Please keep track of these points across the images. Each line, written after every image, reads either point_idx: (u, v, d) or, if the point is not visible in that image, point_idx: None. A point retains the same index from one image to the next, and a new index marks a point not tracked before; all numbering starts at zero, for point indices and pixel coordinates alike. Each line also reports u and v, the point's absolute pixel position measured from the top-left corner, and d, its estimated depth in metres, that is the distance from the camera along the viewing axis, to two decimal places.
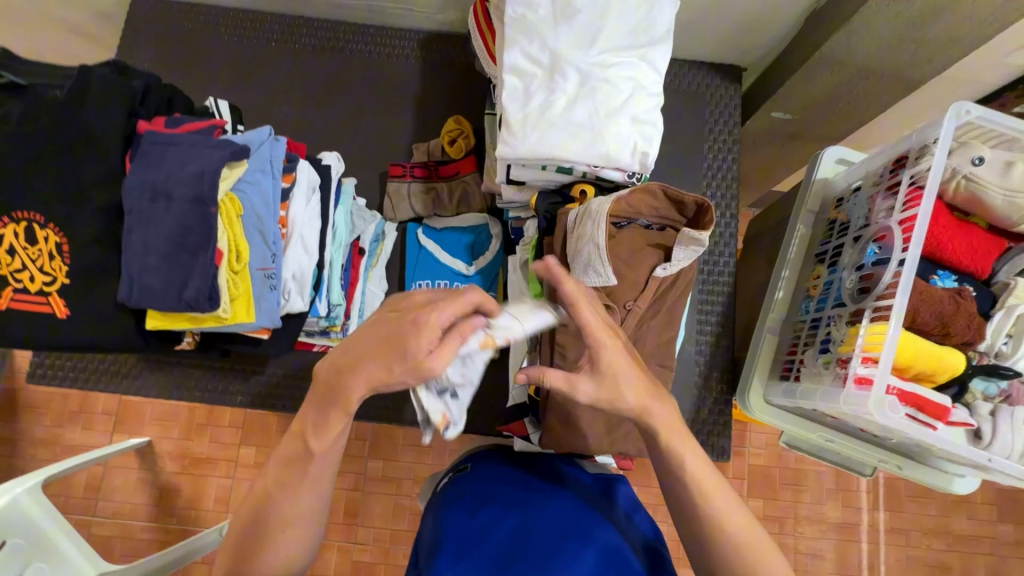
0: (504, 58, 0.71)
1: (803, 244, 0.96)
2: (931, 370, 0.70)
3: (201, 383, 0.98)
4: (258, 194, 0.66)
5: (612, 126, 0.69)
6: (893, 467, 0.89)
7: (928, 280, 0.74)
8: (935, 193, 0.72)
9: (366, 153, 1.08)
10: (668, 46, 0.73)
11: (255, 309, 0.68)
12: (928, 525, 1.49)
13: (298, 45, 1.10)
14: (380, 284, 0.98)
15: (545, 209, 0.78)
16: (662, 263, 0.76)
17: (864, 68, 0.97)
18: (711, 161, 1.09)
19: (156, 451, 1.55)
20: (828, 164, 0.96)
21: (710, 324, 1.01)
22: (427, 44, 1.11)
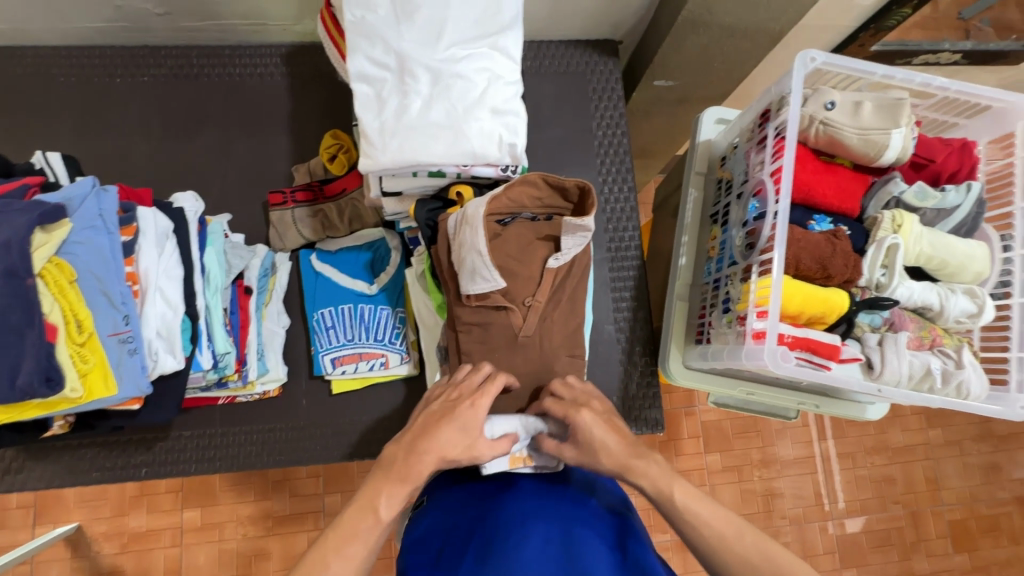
0: (349, 67, 0.67)
1: (698, 207, 0.97)
2: (820, 313, 0.73)
3: (99, 462, 0.89)
4: (92, 254, 0.60)
5: (473, 122, 0.66)
6: (812, 407, 0.91)
7: (805, 226, 0.76)
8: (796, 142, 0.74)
9: (245, 183, 1.01)
10: (519, 32, 0.70)
11: (116, 379, 0.61)
12: (868, 445, 1.58)
13: (148, 78, 1.01)
14: (277, 321, 0.92)
15: (425, 218, 0.74)
16: (553, 253, 0.74)
17: (726, 27, 0.99)
18: (602, 138, 1.08)
19: (88, 534, 1.43)
20: (709, 125, 0.98)
21: (624, 300, 1.02)
22: (291, 58, 1.05)
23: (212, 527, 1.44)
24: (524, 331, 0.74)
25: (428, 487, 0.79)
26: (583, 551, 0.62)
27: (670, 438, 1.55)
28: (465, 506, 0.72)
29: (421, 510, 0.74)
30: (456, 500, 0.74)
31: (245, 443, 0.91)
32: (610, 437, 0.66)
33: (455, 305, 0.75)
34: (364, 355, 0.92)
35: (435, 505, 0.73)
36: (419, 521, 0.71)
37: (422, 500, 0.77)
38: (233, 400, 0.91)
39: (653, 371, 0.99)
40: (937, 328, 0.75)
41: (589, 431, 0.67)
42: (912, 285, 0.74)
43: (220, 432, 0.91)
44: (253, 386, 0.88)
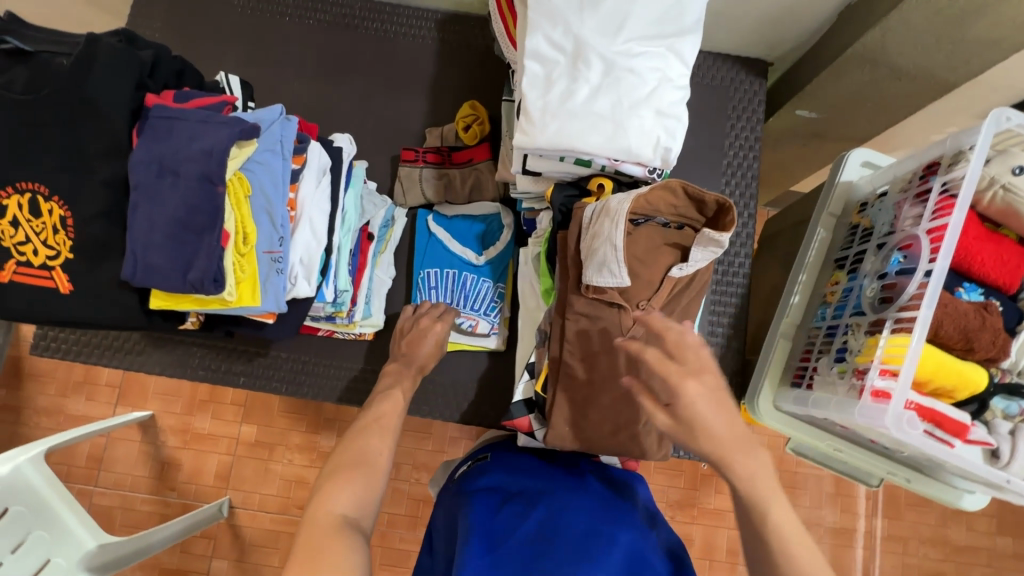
0: (525, 44, 0.69)
1: (822, 248, 0.93)
2: (950, 386, 0.68)
3: (204, 363, 0.97)
4: (267, 174, 0.64)
5: (635, 119, 0.67)
6: (901, 479, 0.87)
7: (953, 291, 0.72)
8: (966, 203, 0.69)
9: (380, 135, 1.06)
10: (696, 38, 0.70)
11: (260, 292, 0.66)
12: (927, 534, 1.47)
13: (311, 21, 1.07)
14: (387, 270, 0.96)
15: (561, 202, 0.76)
16: (679, 262, 0.74)
17: (896, 68, 0.93)
18: (731, 158, 1.05)
19: (158, 425, 1.56)
20: (853, 167, 0.93)
21: (721, 326, 0.99)
22: (445, 25, 1.08)
23: (263, 446, 1.55)
24: (632, 332, 0.74)
25: (492, 447, 0.86)
26: (600, 550, 0.61)
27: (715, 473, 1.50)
28: (523, 477, 0.76)
29: (485, 462, 0.81)
30: (516, 465, 0.80)
31: (332, 376, 0.97)
32: (718, 421, 0.53)
33: (571, 293, 0.75)
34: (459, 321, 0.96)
35: (498, 466, 0.79)
36: (484, 474, 0.77)
37: (485, 456, 0.84)
38: (331, 334, 0.95)
39: (734, 403, 0.97)
40: None
41: (691, 404, 0.53)
42: None
43: (312, 360, 0.97)
44: (355, 326, 0.92)
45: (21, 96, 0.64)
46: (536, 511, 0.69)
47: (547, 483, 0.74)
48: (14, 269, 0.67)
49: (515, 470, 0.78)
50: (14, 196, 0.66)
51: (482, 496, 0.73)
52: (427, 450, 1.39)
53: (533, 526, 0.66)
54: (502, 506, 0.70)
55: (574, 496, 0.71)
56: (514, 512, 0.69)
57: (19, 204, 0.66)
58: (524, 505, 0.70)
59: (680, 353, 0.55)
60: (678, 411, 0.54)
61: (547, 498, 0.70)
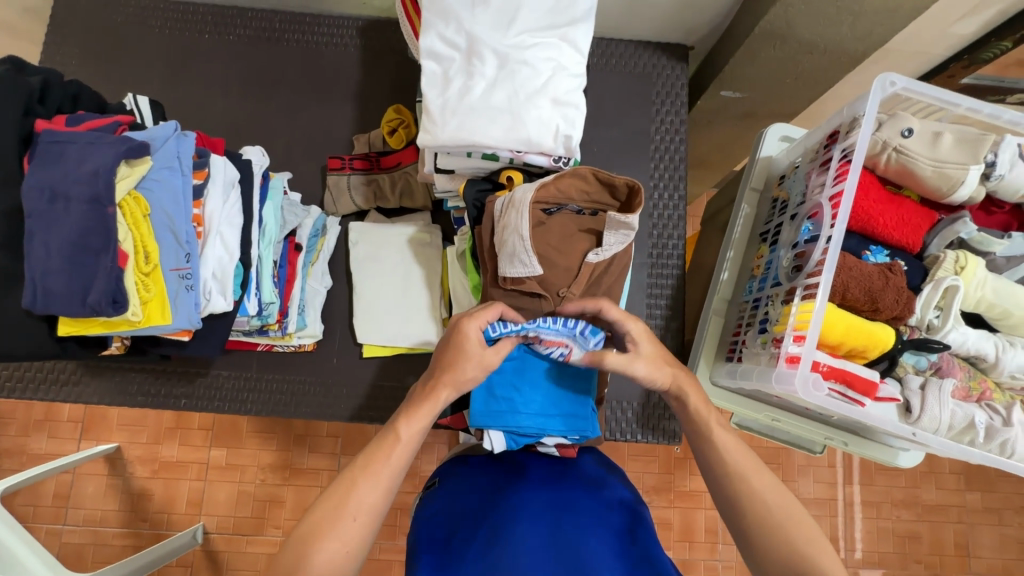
0: (420, 43, 0.69)
1: (748, 224, 0.95)
2: (861, 346, 0.70)
3: (144, 388, 0.96)
4: (166, 191, 0.64)
5: (532, 109, 0.67)
6: (840, 444, 0.88)
7: (859, 256, 0.74)
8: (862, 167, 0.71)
9: (309, 146, 1.06)
10: (589, 26, 0.71)
11: (172, 311, 0.66)
12: (898, 497, 1.49)
13: (232, 37, 1.06)
14: (321, 280, 0.97)
15: (473, 197, 0.77)
16: (594, 248, 0.74)
17: (805, 43, 0.95)
18: (658, 143, 1.07)
19: (125, 456, 1.54)
20: (772, 142, 0.95)
21: (659, 308, 1.01)
22: (366, 30, 1.08)
23: (235, 468, 1.53)
24: None
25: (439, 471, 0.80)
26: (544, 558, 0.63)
27: (685, 455, 1.51)
28: (475, 488, 0.74)
29: (434, 490, 0.76)
30: (465, 476, 0.76)
31: (276, 391, 0.96)
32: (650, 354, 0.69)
33: (490, 285, 0.76)
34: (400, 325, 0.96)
35: (446, 487, 0.75)
36: (430, 502, 0.74)
37: (434, 483, 0.78)
38: (270, 348, 0.95)
39: None
40: (986, 379, 0.71)
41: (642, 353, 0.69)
42: (967, 331, 0.70)
43: (255, 376, 0.96)
44: (291, 338, 0.92)
45: None
46: (485, 527, 0.68)
47: (494, 493, 0.72)
48: None
49: (464, 488, 0.74)
50: None
51: (433, 529, 0.69)
52: None
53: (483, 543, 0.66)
54: (450, 537, 0.68)
55: (521, 500, 0.70)
56: (462, 539, 0.67)
57: None
58: (475, 527, 0.68)
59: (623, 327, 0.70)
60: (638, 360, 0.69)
61: (496, 512, 0.69)
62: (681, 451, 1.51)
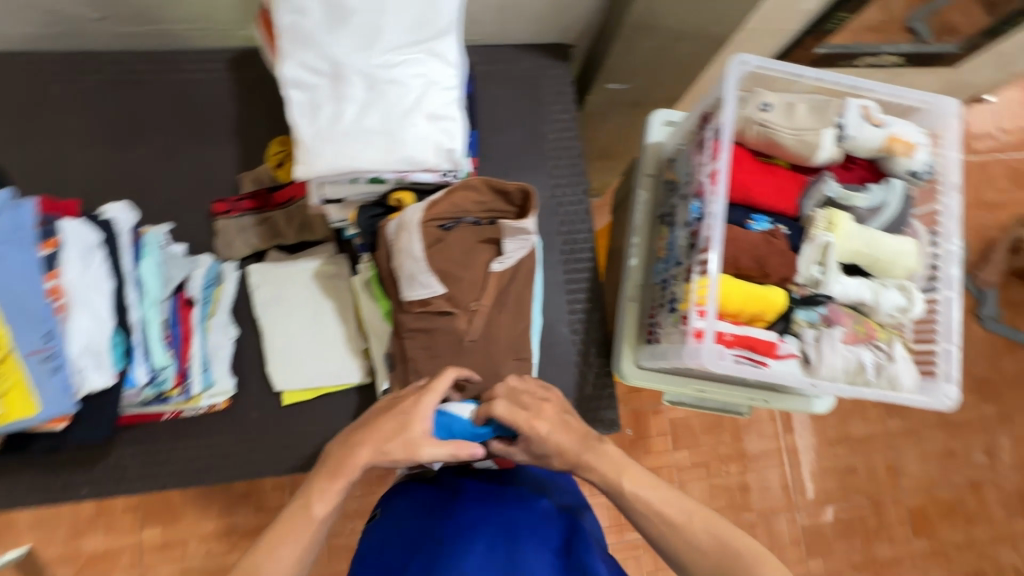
0: (281, 74, 0.66)
1: (648, 209, 0.98)
2: (760, 310, 0.74)
3: (36, 484, 0.86)
4: (8, 273, 0.60)
5: (409, 127, 0.66)
6: (762, 402, 0.93)
7: (744, 226, 0.77)
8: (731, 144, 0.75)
9: (192, 191, 0.99)
10: (456, 37, 0.70)
11: (37, 399, 0.61)
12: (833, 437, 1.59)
13: (85, 85, 0.98)
14: (225, 332, 0.90)
15: (366, 224, 0.74)
16: (497, 257, 0.75)
17: (672, 30, 1.00)
18: (554, 142, 1.09)
19: (42, 558, 1.37)
20: (658, 127, 0.99)
21: (580, 302, 1.02)
22: (237, 62, 1.02)
23: (174, 545, 1.40)
24: (470, 335, 0.74)
25: (383, 499, 0.78)
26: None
27: (637, 437, 1.53)
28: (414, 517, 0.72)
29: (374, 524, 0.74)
30: (406, 506, 0.75)
31: (192, 459, 0.88)
32: (565, 437, 0.65)
33: (398, 312, 0.74)
34: (320, 364, 0.92)
35: (386, 521, 0.73)
36: (372, 534, 0.72)
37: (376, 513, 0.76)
38: (178, 415, 0.88)
39: (610, 372, 1.00)
40: (870, 322, 0.77)
41: (543, 440, 0.64)
42: (847, 281, 0.75)
43: (165, 448, 0.88)
44: (198, 399, 0.86)
45: None
46: (421, 556, 0.65)
47: (436, 516, 0.70)
48: None
49: (405, 517, 0.72)
50: None
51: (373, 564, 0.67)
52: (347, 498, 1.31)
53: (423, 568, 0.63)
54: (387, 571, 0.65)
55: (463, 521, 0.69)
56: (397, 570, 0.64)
57: None
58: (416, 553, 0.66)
59: (519, 400, 0.67)
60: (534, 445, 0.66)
61: (434, 539, 0.67)
62: (633, 433, 1.54)
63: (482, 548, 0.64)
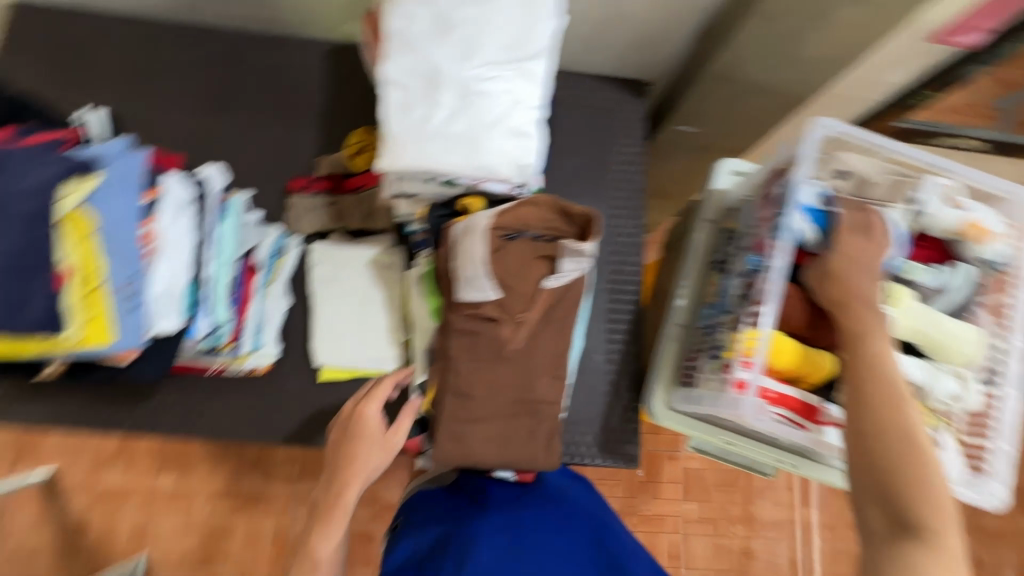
0: (383, 71, 0.71)
1: (701, 252, 0.99)
2: (806, 371, 0.73)
3: (82, 413, 0.91)
4: (111, 210, 0.63)
5: (492, 138, 0.69)
6: (790, 466, 0.90)
7: (800, 285, 0.77)
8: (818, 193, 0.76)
9: (272, 166, 1.05)
10: (550, 60, 0.73)
11: (111, 331, 0.63)
12: (849, 518, 1.50)
13: (196, 53, 1.05)
14: (280, 301, 0.95)
15: (434, 222, 0.78)
16: (552, 274, 0.76)
17: (754, 84, 1.00)
18: (619, 172, 1.11)
19: (62, 485, 1.44)
20: (723, 175, 1.00)
21: (619, 332, 1.03)
22: (335, 53, 1.08)
23: (183, 497, 1.45)
24: (512, 345, 0.75)
25: (403, 509, 0.85)
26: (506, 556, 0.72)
27: (646, 479, 1.50)
28: (441, 525, 0.77)
29: (398, 534, 0.79)
30: (429, 516, 0.80)
31: (227, 416, 0.92)
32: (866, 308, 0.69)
33: (448, 310, 0.76)
34: (361, 348, 0.95)
35: (411, 531, 0.78)
36: (397, 548, 0.77)
37: (398, 522, 0.83)
38: (221, 371, 0.91)
39: (637, 408, 1.00)
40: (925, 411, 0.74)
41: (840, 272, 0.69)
42: (905, 359, 0.74)
43: (204, 401, 0.92)
44: (245, 360, 0.91)
45: None
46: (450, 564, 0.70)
47: (455, 527, 0.76)
48: None
49: (423, 530, 0.78)
50: None
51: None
52: None
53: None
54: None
55: (486, 537, 0.74)
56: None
57: None
58: (440, 564, 0.70)
59: (866, 230, 0.71)
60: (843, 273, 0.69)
61: (458, 540, 0.73)
62: (643, 474, 1.50)
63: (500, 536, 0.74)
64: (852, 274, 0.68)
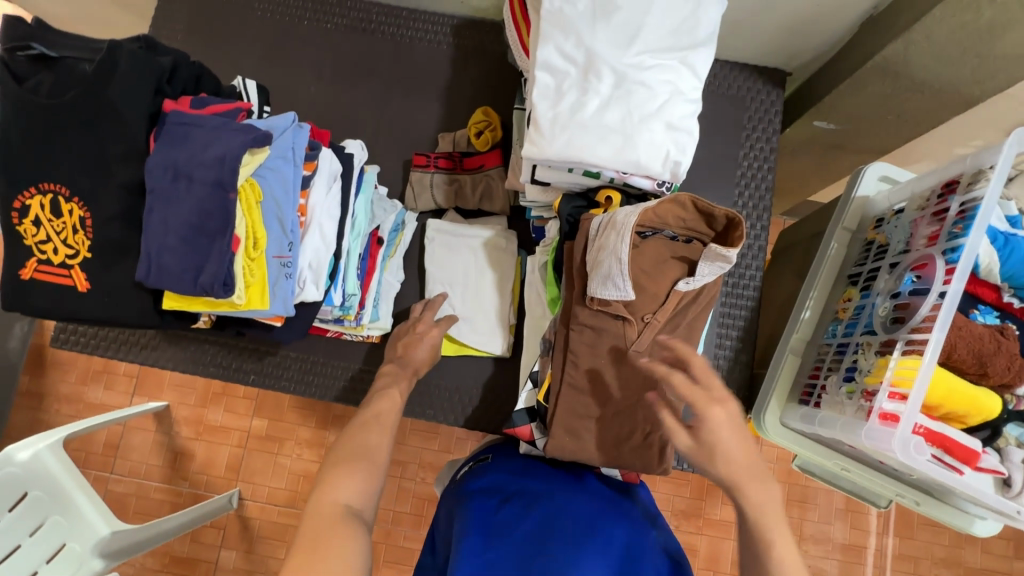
0: (537, 54, 0.68)
1: (835, 264, 0.91)
2: (963, 411, 0.67)
3: (214, 360, 0.98)
4: (278, 181, 0.65)
5: (646, 132, 0.66)
6: (911, 502, 0.84)
7: (967, 314, 0.70)
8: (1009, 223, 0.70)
9: (393, 140, 1.07)
10: (711, 51, 0.69)
11: (270, 297, 0.67)
12: (939, 555, 1.39)
13: (330, 24, 1.08)
14: (396, 275, 0.98)
15: (568, 213, 0.76)
16: (685, 277, 0.73)
17: (918, 83, 0.90)
18: (745, 169, 1.04)
19: (173, 415, 1.59)
20: (870, 181, 0.91)
21: (730, 338, 0.99)
22: (461, 30, 1.07)
23: (273, 440, 1.57)
24: (636, 345, 0.74)
25: (493, 449, 0.87)
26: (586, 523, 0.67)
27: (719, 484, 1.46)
28: (530, 477, 0.77)
29: (484, 465, 0.81)
30: (520, 467, 0.80)
31: (340, 378, 0.97)
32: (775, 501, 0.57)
33: (576, 303, 0.75)
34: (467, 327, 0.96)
35: (501, 470, 0.79)
36: (482, 475, 0.78)
37: (486, 458, 0.85)
38: (340, 336, 0.96)
39: (742, 418, 0.97)
40: None
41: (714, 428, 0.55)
42: None
43: (321, 361, 0.98)
44: (363, 329, 0.93)
45: (46, 102, 0.66)
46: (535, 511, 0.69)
47: (545, 482, 0.76)
48: (36, 268, 0.69)
49: (510, 471, 0.78)
50: (37, 197, 0.68)
51: (479, 497, 0.72)
52: (429, 449, 1.38)
53: (533, 525, 0.66)
54: (501, 506, 0.70)
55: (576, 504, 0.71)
56: (513, 513, 0.68)
57: (41, 204, 0.68)
58: (525, 502, 0.70)
59: (706, 380, 0.59)
60: (702, 432, 0.56)
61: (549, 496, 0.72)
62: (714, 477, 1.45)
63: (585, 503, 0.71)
64: (728, 441, 0.55)
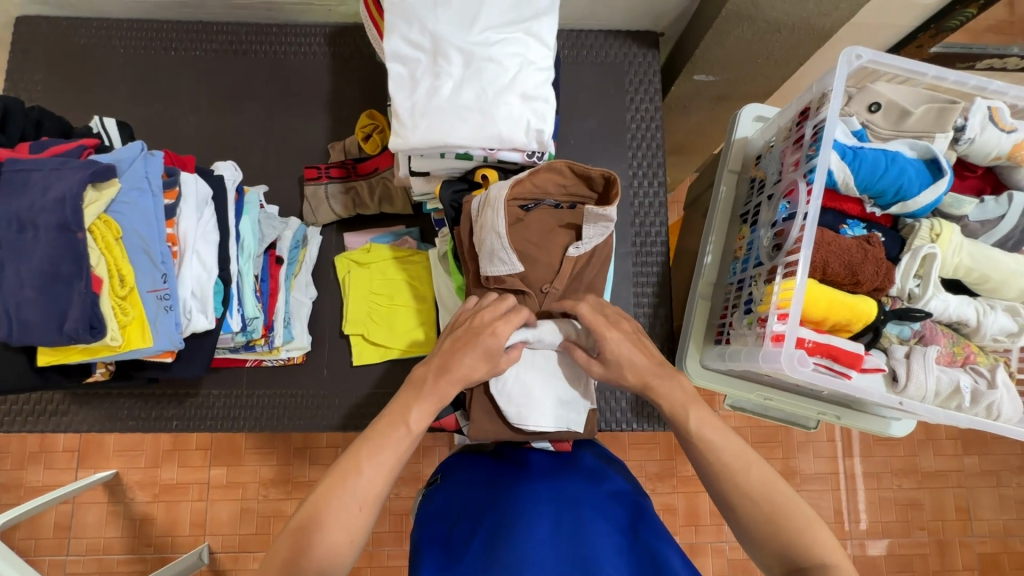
0: (385, 47, 0.69)
1: (727, 207, 0.94)
2: (845, 319, 0.70)
3: (131, 414, 0.94)
4: (137, 214, 0.64)
5: (502, 106, 0.67)
6: (833, 418, 0.88)
7: (838, 230, 0.74)
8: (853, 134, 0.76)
9: (286, 159, 1.05)
10: (554, 18, 0.71)
11: (152, 333, 0.65)
12: (899, 466, 1.44)
13: (198, 52, 1.04)
14: (305, 292, 0.96)
15: (449, 197, 0.78)
16: (574, 241, 0.75)
17: (774, 23, 0.93)
18: (635, 132, 1.07)
19: (124, 482, 1.51)
20: (747, 122, 0.94)
21: (646, 295, 1.01)
22: (335, 38, 1.06)
23: (237, 485, 1.50)
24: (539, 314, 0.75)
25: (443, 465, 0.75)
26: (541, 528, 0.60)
27: None
28: (479, 487, 0.68)
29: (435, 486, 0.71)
30: (471, 476, 0.70)
31: (266, 406, 0.94)
32: (637, 355, 0.68)
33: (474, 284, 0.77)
34: (388, 333, 0.95)
35: (448, 483, 0.70)
36: (433, 497, 0.69)
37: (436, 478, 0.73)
38: (259, 362, 0.94)
39: None
40: (969, 344, 0.74)
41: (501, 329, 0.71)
42: (947, 297, 0.73)
43: (246, 393, 0.95)
44: (279, 351, 0.92)
45: None
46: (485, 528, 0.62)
47: (496, 490, 0.67)
48: None
49: (463, 485, 0.69)
50: None
51: (429, 527, 0.64)
52: None
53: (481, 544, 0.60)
54: (451, 532, 0.62)
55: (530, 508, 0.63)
56: (463, 534, 0.62)
57: None
58: (473, 521, 0.63)
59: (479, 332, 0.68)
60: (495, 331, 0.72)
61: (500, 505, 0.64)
62: None
63: (547, 511, 0.63)
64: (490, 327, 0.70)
